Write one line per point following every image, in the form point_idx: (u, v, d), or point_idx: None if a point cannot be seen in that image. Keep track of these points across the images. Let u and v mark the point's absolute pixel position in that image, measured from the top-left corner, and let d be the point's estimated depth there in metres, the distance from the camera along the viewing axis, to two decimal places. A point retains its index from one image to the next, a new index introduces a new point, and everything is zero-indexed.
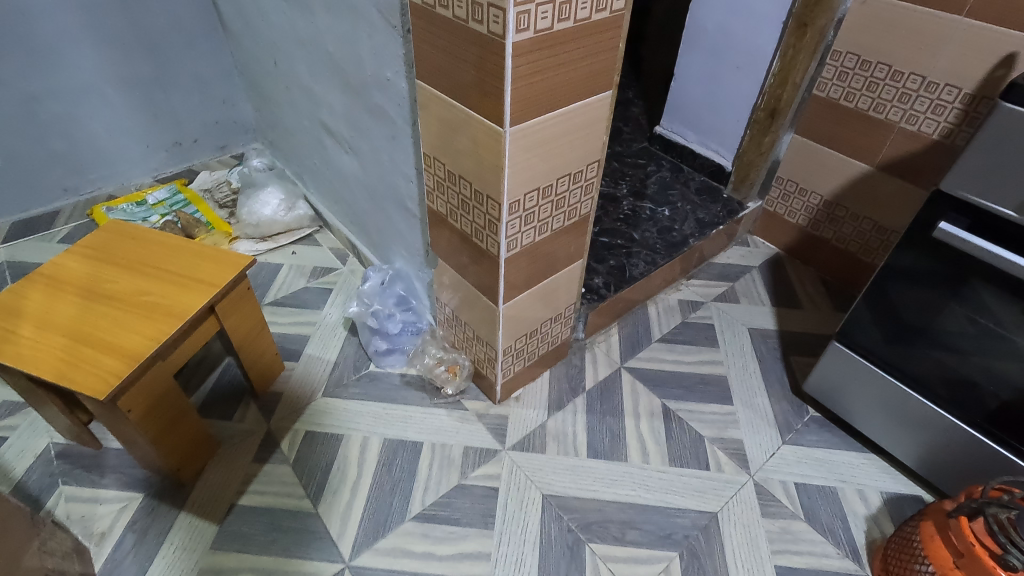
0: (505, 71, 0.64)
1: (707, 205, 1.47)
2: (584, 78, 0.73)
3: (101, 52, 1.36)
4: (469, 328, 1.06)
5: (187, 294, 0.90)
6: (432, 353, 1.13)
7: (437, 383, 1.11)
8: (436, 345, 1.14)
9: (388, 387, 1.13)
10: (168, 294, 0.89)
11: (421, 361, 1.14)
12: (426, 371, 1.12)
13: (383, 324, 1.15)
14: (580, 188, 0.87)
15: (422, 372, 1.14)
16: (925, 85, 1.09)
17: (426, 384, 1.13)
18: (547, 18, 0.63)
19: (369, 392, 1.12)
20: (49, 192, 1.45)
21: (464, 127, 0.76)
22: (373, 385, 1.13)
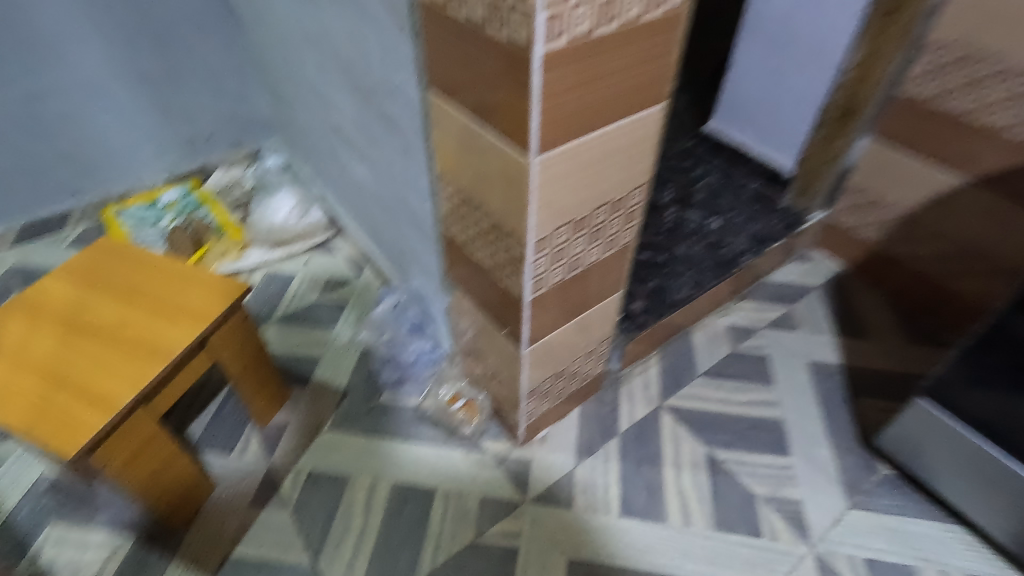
0: (532, 89, 0.51)
1: (763, 215, 1.30)
2: (631, 91, 0.59)
3: (106, 47, 1.28)
4: (488, 364, 0.94)
5: (174, 328, 0.80)
6: (448, 387, 1.03)
7: (454, 423, 1.00)
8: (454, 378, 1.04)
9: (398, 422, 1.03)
10: (154, 326, 0.80)
11: (437, 394, 1.03)
12: (440, 407, 1.02)
13: (400, 351, 1.08)
14: (621, 217, 0.74)
15: (436, 407, 1.02)
16: None
17: (440, 420, 1.01)
18: (586, 22, 0.49)
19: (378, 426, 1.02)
20: (59, 194, 1.39)
21: (483, 149, 0.63)
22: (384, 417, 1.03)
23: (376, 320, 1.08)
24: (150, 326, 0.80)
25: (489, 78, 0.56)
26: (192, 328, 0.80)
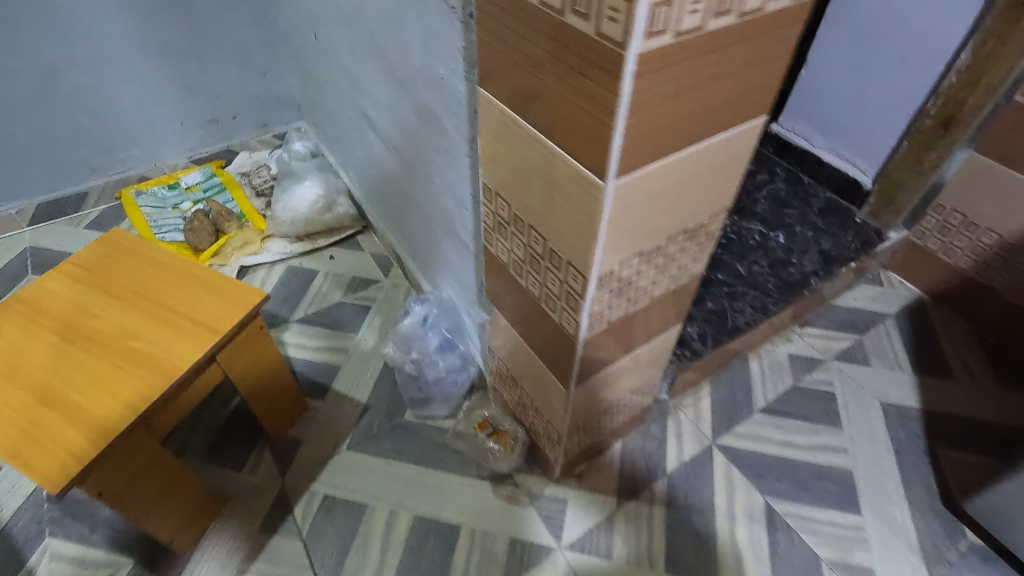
0: (618, 100, 0.39)
1: (833, 231, 1.17)
2: (733, 101, 0.47)
3: (128, 17, 1.19)
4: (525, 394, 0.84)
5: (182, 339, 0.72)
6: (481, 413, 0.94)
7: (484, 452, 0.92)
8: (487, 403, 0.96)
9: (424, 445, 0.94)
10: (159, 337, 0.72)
11: (469, 419, 0.95)
12: (474, 437, 0.93)
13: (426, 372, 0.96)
14: (696, 246, 0.62)
15: (468, 435, 0.94)
16: None
17: (471, 450, 0.93)
18: (697, 13, 0.38)
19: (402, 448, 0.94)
20: (77, 172, 1.32)
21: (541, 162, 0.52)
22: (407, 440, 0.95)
23: (401, 335, 0.95)
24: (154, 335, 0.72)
25: (559, 78, 0.44)
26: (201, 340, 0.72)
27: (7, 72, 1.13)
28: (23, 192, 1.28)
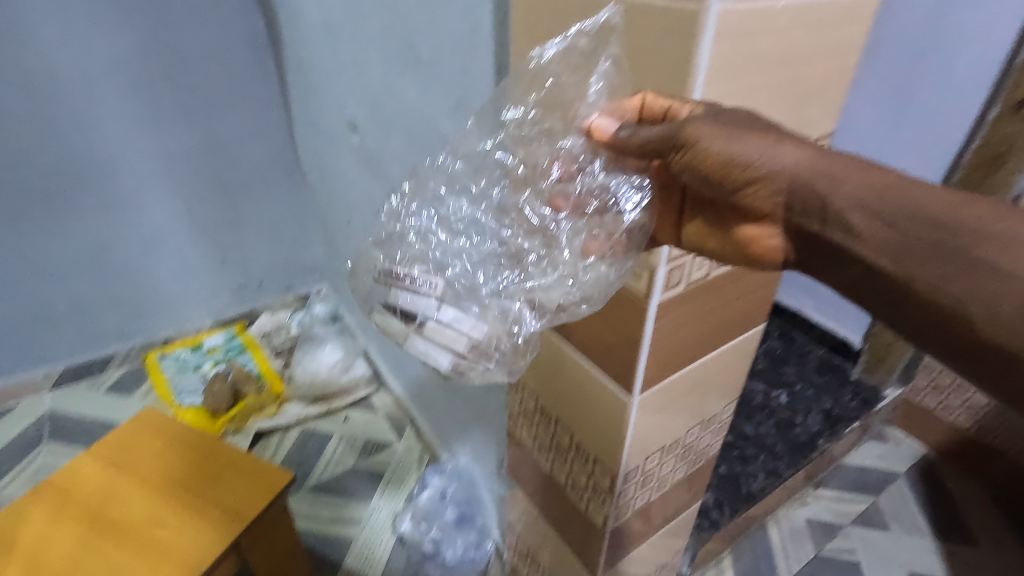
0: (644, 334, 0.48)
1: (833, 389, 1.22)
2: (738, 319, 0.57)
3: (179, 201, 1.35)
4: (720, 131, 0.36)
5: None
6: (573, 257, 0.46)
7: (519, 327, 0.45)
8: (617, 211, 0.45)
9: (414, 306, 0.42)
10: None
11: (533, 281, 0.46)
12: (540, 204, 0.47)
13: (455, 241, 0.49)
14: (712, 432, 0.69)
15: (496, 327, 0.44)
16: None
17: (513, 309, 0.46)
18: (702, 267, 0.48)
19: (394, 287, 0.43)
20: (107, 336, 1.41)
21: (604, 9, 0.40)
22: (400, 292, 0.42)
23: (420, 509, 1.03)
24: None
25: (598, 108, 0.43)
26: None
27: (62, 251, 1.27)
28: (51, 357, 1.36)
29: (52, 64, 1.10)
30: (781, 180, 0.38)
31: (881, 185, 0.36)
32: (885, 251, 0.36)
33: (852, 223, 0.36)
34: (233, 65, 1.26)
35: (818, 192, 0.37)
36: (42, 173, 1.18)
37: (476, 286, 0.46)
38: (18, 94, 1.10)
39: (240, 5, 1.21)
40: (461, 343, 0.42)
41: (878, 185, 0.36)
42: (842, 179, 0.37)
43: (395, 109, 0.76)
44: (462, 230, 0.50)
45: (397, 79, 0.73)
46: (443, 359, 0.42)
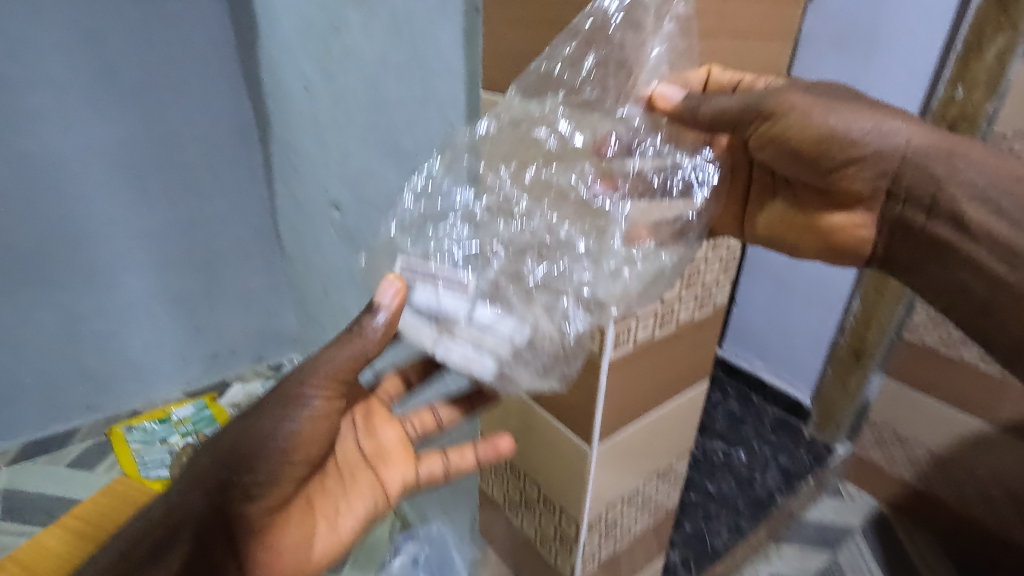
0: (599, 389, 0.56)
1: (788, 446, 1.27)
2: (680, 376, 0.67)
3: (157, 273, 1.38)
4: (822, 113, 0.47)
5: (418, 478, 0.59)
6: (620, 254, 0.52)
7: (564, 322, 0.50)
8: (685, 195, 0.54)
9: (453, 312, 0.46)
10: (379, 461, 0.58)
11: (588, 273, 0.52)
12: (590, 182, 0.53)
13: (489, 237, 0.54)
14: (668, 484, 0.75)
15: (536, 327, 0.49)
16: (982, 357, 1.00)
17: (557, 307, 0.51)
18: (648, 328, 0.56)
19: (440, 296, 0.47)
20: (72, 410, 1.40)
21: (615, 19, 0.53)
22: (452, 299, 0.47)
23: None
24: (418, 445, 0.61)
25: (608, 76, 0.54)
26: (462, 465, 0.59)
27: (36, 324, 1.28)
28: (12, 432, 1.35)
29: (44, 147, 1.17)
30: (883, 159, 0.49)
31: (1005, 182, 0.48)
32: (998, 246, 0.49)
33: (964, 213, 0.49)
34: (217, 147, 1.34)
35: (935, 179, 0.50)
36: (24, 249, 1.22)
37: (522, 276, 0.52)
38: (9, 175, 1.15)
39: (228, 91, 1.31)
40: (503, 345, 0.47)
41: (994, 180, 0.48)
42: (963, 170, 0.49)
43: (374, 191, 0.84)
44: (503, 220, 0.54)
45: (378, 166, 0.82)
46: (486, 362, 0.46)
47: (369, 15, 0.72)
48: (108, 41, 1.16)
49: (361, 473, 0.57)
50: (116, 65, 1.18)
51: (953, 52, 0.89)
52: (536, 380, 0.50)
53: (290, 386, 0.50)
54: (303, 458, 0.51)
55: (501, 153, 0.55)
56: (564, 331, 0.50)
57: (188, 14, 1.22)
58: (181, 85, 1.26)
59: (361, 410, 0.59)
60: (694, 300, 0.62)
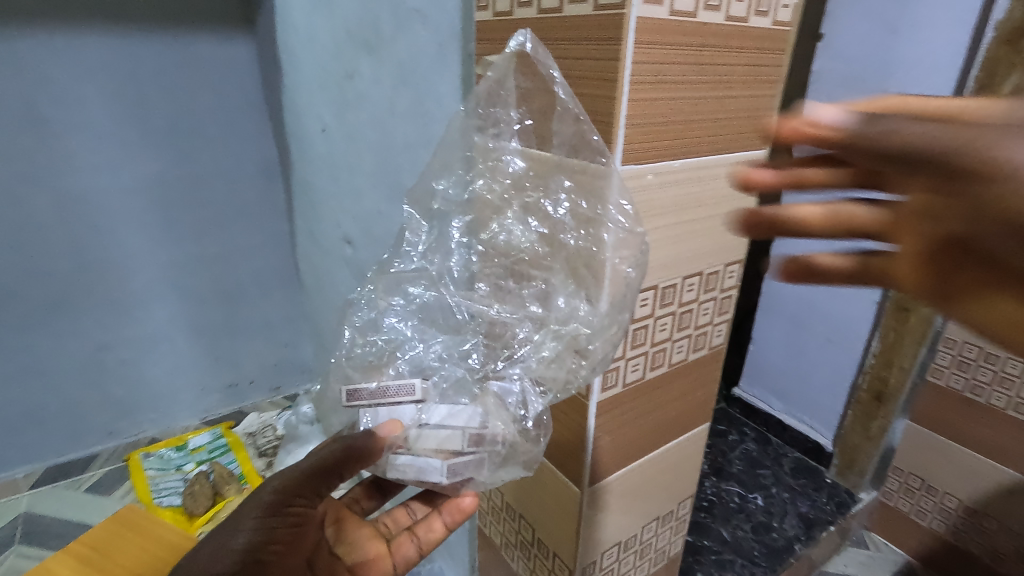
0: (587, 431, 0.56)
1: (809, 492, 1.18)
2: (677, 419, 0.66)
3: (180, 304, 1.44)
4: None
5: (396, 563, 0.60)
6: (571, 304, 0.52)
7: (526, 410, 0.50)
8: (621, 240, 0.48)
9: (404, 427, 0.47)
10: (357, 558, 0.59)
11: (537, 346, 0.51)
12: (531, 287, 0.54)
13: (435, 336, 0.54)
14: (669, 528, 0.74)
15: (490, 423, 0.48)
16: (1013, 403, 0.93)
17: (513, 394, 0.50)
18: (637, 370, 0.57)
19: (388, 418, 0.48)
20: (94, 435, 1.45)
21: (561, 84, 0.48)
22: (398, 419, 0.47)
23: None
24: (392, 535, 0.61)
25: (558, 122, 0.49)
26: (432, 537, 0.60)
27: (64, 351, 1.34)
28: (36, 456, 1.39)
29: (80, 183, 1.24)
30: None
31: None
32: None
33: None
34: (241, 184, 1.40)
35: None
36: (59, 279, 1.28)
37: (468, 374, 0.52)
38: (48, 210, 1.22)
39: (254, 132, 1.38)
40: (457, 443, 0.47)
41: None
42: None
43: (382, 230, 0.87)
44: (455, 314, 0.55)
45: (384, 205, 0.84)
46: (439, 472, 0.47)
47: (377, 63, 0.76)
48: (144, 86, 1.24)
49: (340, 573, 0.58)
50: (151, 109, 1.26)
51: (965, 91, 0.84)
52: (497, 473, 0.50)
53: (264, 499, 0.52)
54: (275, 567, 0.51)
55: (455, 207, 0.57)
56: (523, 417, 0.50)
57: (219, 60, 1.29)
58: (209, 126, 1.32)
59: (332, 513, 0.59)
60: (687, 341, 0.62)
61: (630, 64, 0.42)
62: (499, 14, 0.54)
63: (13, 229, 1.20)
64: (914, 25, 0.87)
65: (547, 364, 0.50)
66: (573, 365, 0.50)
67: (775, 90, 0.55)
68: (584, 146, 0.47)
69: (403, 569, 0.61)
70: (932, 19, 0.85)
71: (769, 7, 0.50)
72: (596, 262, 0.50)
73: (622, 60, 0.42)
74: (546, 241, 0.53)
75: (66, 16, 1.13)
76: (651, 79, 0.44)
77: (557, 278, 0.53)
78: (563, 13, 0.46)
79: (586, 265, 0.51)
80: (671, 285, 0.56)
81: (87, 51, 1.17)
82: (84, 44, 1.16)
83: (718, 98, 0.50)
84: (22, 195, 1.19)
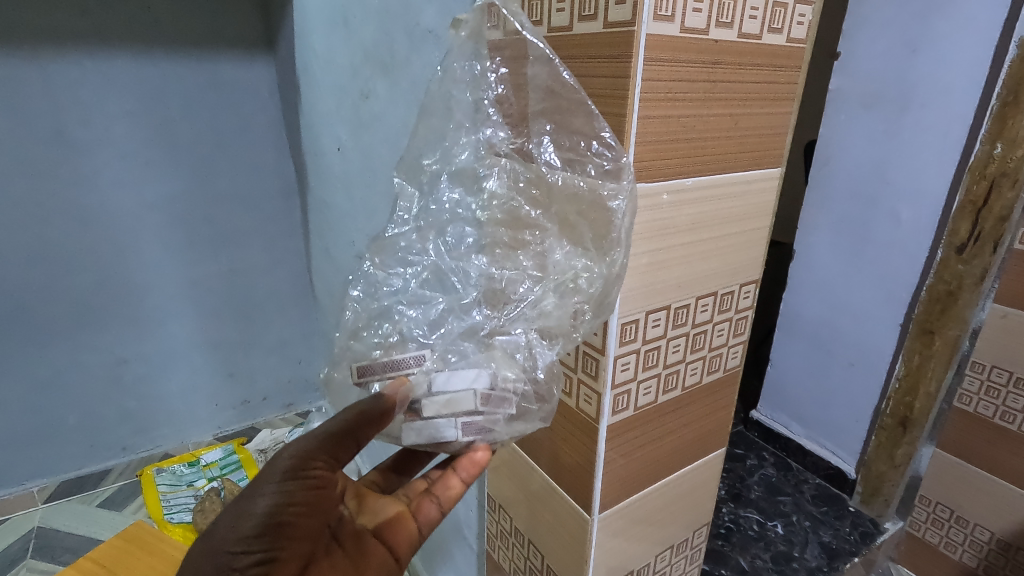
0: (597, 455, 0.55)
1: (831, 520, 1.13)
2: (691, 444, 0.64)
3: (196, 320, 1.45)
4: None
5: (420, 526, 0.57)
6: (567, 261, 0.51)
7: (534, 360, 0.50)
8: (617, 170, 0.45)
9: (413, 387, 0.46)
10: (381, 527, 0.55)
11: (538, 299, 0.51)
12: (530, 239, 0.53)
13: (435, 300, 0.52)
14: (684, 557, 0.72)
15: (501, 372, 0.47)
16: None
17: (518, 343, 0.50)
18: (649, 393, 0.56)
19: (397, 380, 0.46)
20: (109, 450, 1.46)
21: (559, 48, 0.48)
22: (405, 381, 0.46)
23: None
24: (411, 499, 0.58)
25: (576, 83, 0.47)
26: (453, 493, 0.57)
27: (83, 366, 1.36)
28: (52, 469, 1.40)
29: (103, 201, 1.26)
30: None
31: None
32: None
33: None
34: (259, 202, 1.42)
35: None
36: (80, 294, 1.30)
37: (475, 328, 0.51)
38: (72, 227, 1.25)
39: (273, 152, 1.40)
40: (468, 401, 0.45)
41: None
42: None
43: None
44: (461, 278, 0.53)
45: None
46: (452, 431, 0.45)
47: (392, 84, 0.77)
48: (168, 108, 1.27)
49: (368, 542, 0.54)
50: (174, 130, 1.29)
51: (989, 110, 0.83)
52: (514, 425, 0.48)
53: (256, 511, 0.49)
54: (295, 529, 0.48)
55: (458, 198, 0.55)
56: (532, 368, 0.50)
57: (240, 82, 1.32)
58: (230, 146, 1.35)
59: (349, 485, 0.56)
60: (701, 363, 0.60)
61: (640, 82, 0.42)
62: None
63: (37, 246, 1.23)
64: (934, 44, 0.86)
65: (543, 310, 0.51)
66: (575, 307, 0.50)
67: (792, 106, 0.54)
68: (579, 111, 0.47)
69: (427, 534, 0.58)
70: (953, 37, 0.84)
71: (783, 24, 0.50)
72: (592, 200, 0.48)
73: (632, 79, 0.42)
74: (536, 200, 0.52)
75: (95, 40, 1.17)
76: (660, 96, 0.44)
77: (552, 235, 0.52)
78: (573, 31, 0.46)
79: (577, 211, 0.50)
80: (684, 306, 0.54)
81: (116, 75, 1.21)
82: (111, 67, 1.20)
83: (729, 53, 0.47)
84: (47, 213, 1.22)
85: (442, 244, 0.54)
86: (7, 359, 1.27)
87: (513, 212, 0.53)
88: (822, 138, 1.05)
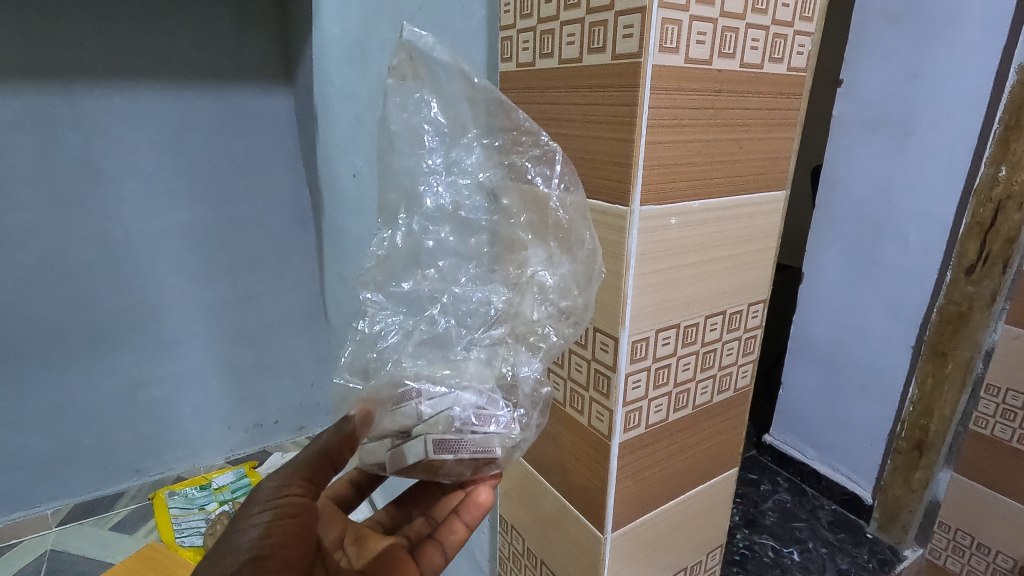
0: (610, 472, 0.55)
1: (848, 547, 1.10)
2: (703, 463, 0.64)
3: (211, 342, 1.47)
4: None
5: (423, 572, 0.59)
6: (536, 262, 0.57)
7: (514, 365, 0.56)
8: (548, 157, 0.54)
9: (396, 421, 0.52)
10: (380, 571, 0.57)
11: (506, 301, 0.58)
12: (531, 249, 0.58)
13: (429, 310, 0.59)
14: None
15: (480, 388, 0.53)
16: None
17: (494, 353, 0.57)
18: (659, 411, 0.56)
19: (374, 410, 0.54)
20: (122, 473, 1.47)
21: (544, 83, 0.54)
22: (383, 410, 0.53)
23: None
24: (414, 545, 0.61)
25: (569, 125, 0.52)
26: (456, 538, 0.60)
27: (100, 388, 1.38)
28: (65, 492, 1.41)
29: (126, 227, 1.30)
30: None
31: None
32: None
33: None
34: (276, 228, 1.46)
35: None
36: (100, 317, 1.33)
37: (452, 342, 0.58)
38: (94, 252, 1.29)
39: (289, 180, 1.44)
40: (445, 422, 0.50)
41: None
42: None
43: None
44: (446, 298, 0.60)
45: None
46: (422, 448, 0.49)
47: None
48: (190, 138, 1.32)
49: None
50: (195, 160, 1.33)
51: (992, 134, 0.84)
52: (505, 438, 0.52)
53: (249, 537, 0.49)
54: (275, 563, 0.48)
55: (455, 222, 0.60)
56: (509, 373, 0.56)
57: (259, 113, 1.37)
58: (250, 174, 1.40)
59: (350, 532, 0.60)
60: (710, 383, 0.61)
61: (647, 109, 0.44)
62: (522, 66, 0.57)
63: (60, 270, 1.26)
64: (936, 71, 0.88)
65: (512, 311, 0.57)
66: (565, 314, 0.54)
67: (794, 132, 0.56)
68: (591, 138, 0.49)
69: None
70: (954, 65, 0.86)
71: (783, 54, 0.52)
72: (537, 195, 0.56)
73: (639, 106, 0.44)
74: (518, 212, 0.59)
75: (125, 75, 1.23)
76: (666, 124, 0.45)
77: (531, 244, 0.58)
78: (582, 62, 0.49)
79: (547, 223, 0.56)
80: (693, 325, 0.55)
81: (142, 107, 1.26)
82: (138, 99, 1.25)
83: (726, 83, 0.48)
84: (71, 238, 1.26)
85: (434, 273, 0.60)
86: (27, 381, 1.30)
87: (497, 234, 0.60)
88: (827, 163, 1.06)
